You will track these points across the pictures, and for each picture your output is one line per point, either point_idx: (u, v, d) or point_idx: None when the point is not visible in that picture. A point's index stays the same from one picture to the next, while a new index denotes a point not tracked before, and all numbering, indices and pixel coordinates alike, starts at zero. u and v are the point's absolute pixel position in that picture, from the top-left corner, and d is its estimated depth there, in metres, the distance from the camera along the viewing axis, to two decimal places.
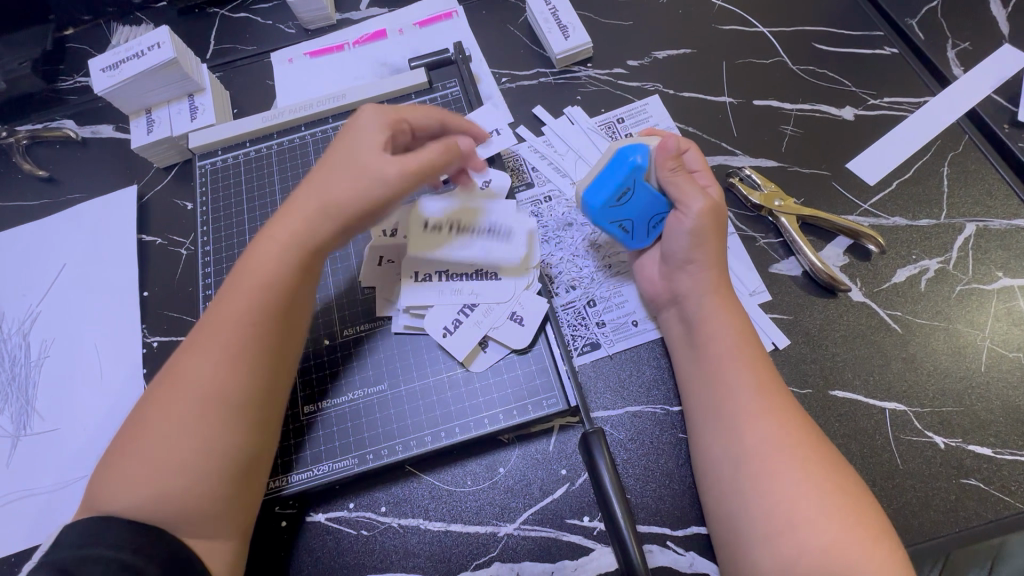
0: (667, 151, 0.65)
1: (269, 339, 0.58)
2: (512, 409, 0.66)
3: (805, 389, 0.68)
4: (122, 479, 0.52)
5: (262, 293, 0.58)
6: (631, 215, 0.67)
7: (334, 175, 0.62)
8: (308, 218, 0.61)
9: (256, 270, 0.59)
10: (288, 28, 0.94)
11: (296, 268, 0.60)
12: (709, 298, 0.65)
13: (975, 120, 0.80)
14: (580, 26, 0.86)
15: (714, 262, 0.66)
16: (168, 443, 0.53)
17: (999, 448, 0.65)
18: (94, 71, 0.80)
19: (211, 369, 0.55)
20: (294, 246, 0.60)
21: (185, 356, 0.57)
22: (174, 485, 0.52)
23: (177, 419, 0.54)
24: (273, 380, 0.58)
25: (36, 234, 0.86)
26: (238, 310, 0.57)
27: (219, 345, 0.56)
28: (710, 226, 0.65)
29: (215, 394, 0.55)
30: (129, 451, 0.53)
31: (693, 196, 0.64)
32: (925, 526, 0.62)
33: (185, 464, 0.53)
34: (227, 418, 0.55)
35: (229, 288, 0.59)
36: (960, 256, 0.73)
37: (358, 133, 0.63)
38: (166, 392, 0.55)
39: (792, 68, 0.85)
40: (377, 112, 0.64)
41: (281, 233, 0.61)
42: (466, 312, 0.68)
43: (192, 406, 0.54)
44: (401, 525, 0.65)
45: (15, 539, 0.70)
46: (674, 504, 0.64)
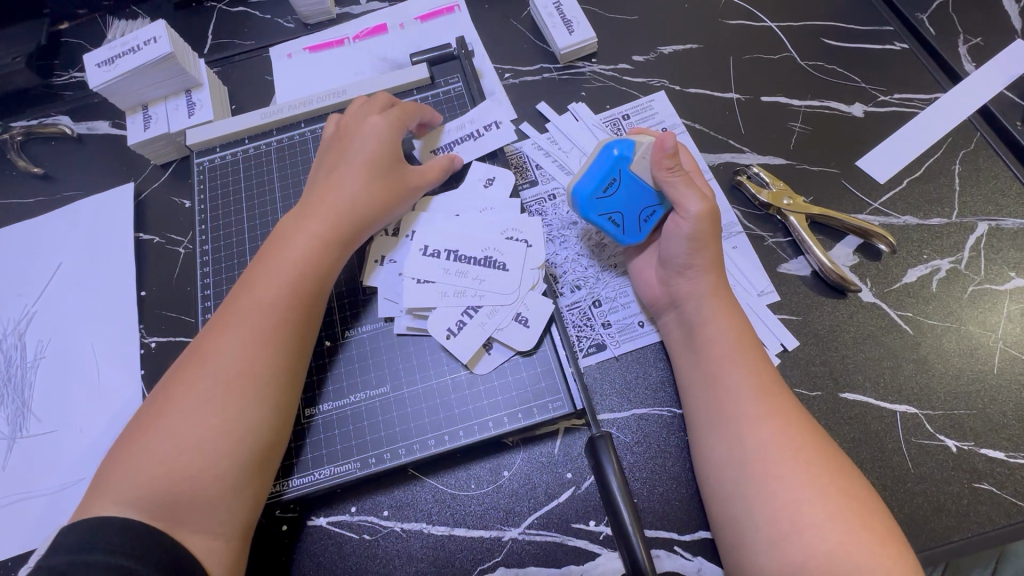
0: (663, 149, 0.62)
1: (297, 322, 0.60)
2: (517, 411, 0.64)
3: (814, 391, 0.66)
4: (146, 461, 0.53)
5: (292, 280, 0.61)
6: (622, 209, 0.66)
7: (355, 174, 0.67)
8: (335, 210, 0.65)
9: (285, 256, 0.62)
10: (287, 22, 0.92)
11: (326, 258, 0.64)
12: (709, 301, 0.63)
13: (987, 117, 0.79)
14: (584, 20, 0.84)
15: (713, 266, 0.64)
16: (196, 422, 0.54)
17: (1012, 452, 0.64)
18: (89, 66, 0.78)
19: (240, 350, 0.57)
20: (323, 238, 0.64)
21: (210, 338, 0.59)
22: (201, 463, 0.53)
23: (205, 398, 0.55)
24: (300, 361, 0.60)
25: (32, 233, 0.84)
26: (266, 294, 0.60)
27: (247, 327, 0.58)
28: (707, 232, 0.63)
29: (245, 373, 0.56)
30: (154, 432, 0.54)
31: (691, 199, 0.62)
32: (937, 532, 0.61)
33: (215, 441, 0.54)
34: (251, 395, 0.56)
35: (258, 277, 0.62)
36: (972, 256, 0.72)
37: (371, 135, 0.68)
38: (193, 373, 0.57)
39: (800, 64, 0.83)
40: (385, 117, 0.70)
41: (309, 223, 0.64)
42: (469, 314, 0.66)
43: (221, 385, 0.56)
44: (404, 530, 0.64)
45: (11, 543, 0.69)
46: (681, 508, 0.63)
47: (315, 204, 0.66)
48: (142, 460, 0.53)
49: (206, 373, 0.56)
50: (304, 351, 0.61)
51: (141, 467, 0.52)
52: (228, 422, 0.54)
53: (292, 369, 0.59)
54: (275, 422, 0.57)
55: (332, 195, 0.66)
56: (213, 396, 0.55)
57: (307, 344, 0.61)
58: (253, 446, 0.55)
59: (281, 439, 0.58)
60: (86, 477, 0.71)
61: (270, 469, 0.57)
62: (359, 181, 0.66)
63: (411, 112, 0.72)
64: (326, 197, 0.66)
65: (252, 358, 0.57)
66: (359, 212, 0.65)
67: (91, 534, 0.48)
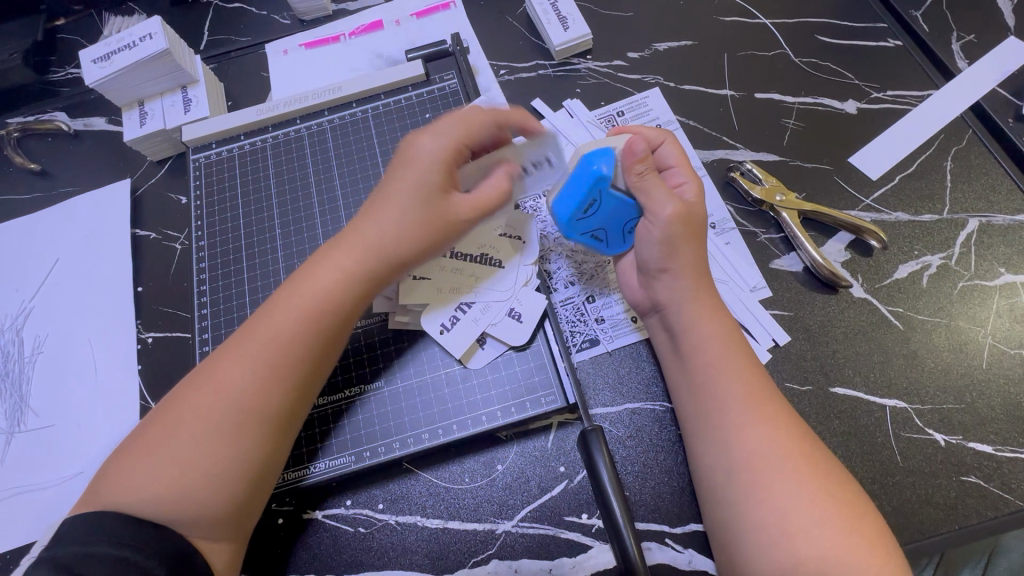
0: (634, 155, 0.61)
1: (315, 356, 0.58)
2: (510, 406, 0.65)
3: (805, 386, 0.67)
4: (144, 478, 0.52)
5: (316, 316, 0.58)
6: (602, 225, 0.65)
7: (395, 208, 0.59)
8: (368, 245, 0.59)
9: (311, 290, 0.58)
10: (282, 19, 0.92)
11: (353, 296, 0.59)
12: (690, 305, 0.63)
13: (978, 114, 0.79)
14: (579, 17, 0.85)
15: (691, 268, 0.63)
16: (207, 454, 0.53)
17: (1000, 446, 0.64)
18: (85, 63, 0.78)
19: (256, 383, 0.55)
20: (352, 276, 0.59)
21: (225, 360, 0.56)
22: (208, 490, 0.52)
23: (217, 431, 0.53)
24: (311, 391, 0.58)
25: (30, 229, 0.85)
26: (286, 329, 0.57)
27: (262, 358, 0.56)
28: (682, 233, 0.62)
29: (260, 408, 0.55)
30: (157, 454, 0.53)
31: (663, 203, 0.61)
32: (925, 524, 0.62)
33: (223, 471, 0.53)
34: (264, 430, 0.55)
35: (276, 302, 0.58)
36: (962, 252, 0.72)
37: (422, 163, 0.60)
38: (206, 402, 0.54)
39: (794, 61, 0.84)
40: (445, 144, 0.60)
41: (342, 256, 0.59)
42: (462, 310, 0.67)
43: (234, 417, 0.54)
44: (398, 523, 0.65)
45: (9, 536, 0.69)
46: (673, 500, 0.64)
47: (346, 233, 0.61)
48: (140, 478, 0.52)
49: (220, 406, 0.54)
50: (316, 381, 0.59)
51: (144, 483, 0.51)
52: (238, 455, 0.54)
53: (302, 398, 0.58)
54: (279, 443, 0.56)
55: (365, 225, 0.60)
56: (226, 429, 0.53)
57: (321, 374, 0.59)
58: (254, 466, 0.54)
59: (286, 447, 0.58)
60: (83, 471, 0.72)
61: (275, 470, 0.58)
62: (398, 213, 0.59)
63: (476, 130, 0.62)
64: (358, 226, 0.60)
65: (267, 392, 0.55)
66: (392, 249, 0.59)
67: (95, 524, 0.49)
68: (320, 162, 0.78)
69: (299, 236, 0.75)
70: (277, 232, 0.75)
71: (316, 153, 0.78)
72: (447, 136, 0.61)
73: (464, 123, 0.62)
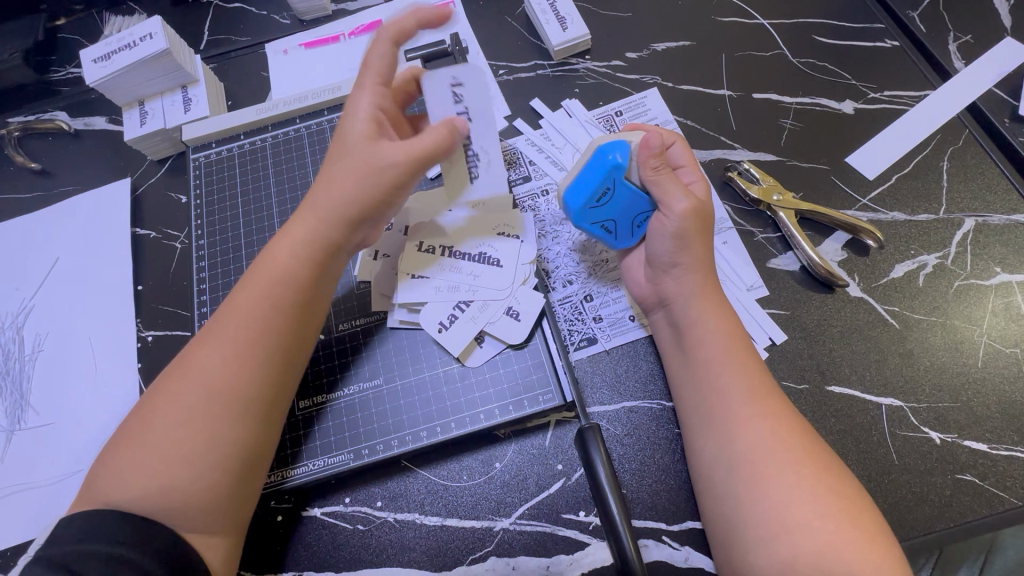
0: (650, 148, 0.63)
1: (279, 330, 0.58)
2: (508, 403, 0.65)
3: (802, 384, 0.67)
4: (129, 470, 0.52)
5: (272, 289, 0.58)
6: (613, 216, 0.66)
7: (337, 173, 0.60)
8: (319, 216, 0.60)
9: (272, 269, 0.59)
10: (282, 19, 0.92)
11: (306, 265, 0.59)
12: (697, 300, 0.63)
13: (975, 114, 0.80)
14: (578, 17, 0.85)
15: (700, 263, 0.64)
16: (175, 435, 0.53)
17: (995, 444, 0.65)
18: (86, 63, 0.79)
19: (220, 362, 0.55)
20: (304, 246, 0.60)
21: (196, 347, 0.57)
22: (184, 475, 0.52)
23: (188, 414, 0.54)
24: (283, 369, 0.58)
25: (30, 227, 0.85)
26: (247, 306, 0.58)
27: (227, 337, 0.56)
28: (693, 227, 0.63)
29: (226, 386, 0.55)
30: (139, 445, 0.53)
31: (677, 197, 0.62)
32: (921, 522, 0.62)
33: (199, 455, 0.53)
34: (237, 410, 0.55)
35: (242, 286, 0.60)
36: (959, 252, 0.73)
37: (348, 127, 0.61)
38: (176, 385, 0.55)
39: (791, 61, 0.84)
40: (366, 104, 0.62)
41: (297, 231, 0.60)
42: (461, 308, 0.67)
43: (202, 398, 0.54)
44: (397, 520, 0.65)
45: (10, 533, 0.70)
46: (670, 498, 0.64)
47: (301, 213, 0.62)
48: (125, 470, 0.52)
49: (187, 387, 0.55)
50: (290, 363, 0.59)
51: (120, 472, 0.52)
52: (208, 437, 0.53)
53: (274, 378, 0.57)
54: (261, 429, 0.56)
55: (317, 201, 0.61)
56: (193, 408, 0.54)
57: (291, 352, 0.59)
58: (235, 453, 0.54)
59: (273, 437, 0.58)
60: (83, 468, 0.72)
61: (263, 463, 0.58)
62: (339, 177, 0.60)
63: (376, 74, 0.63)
64: (310, 203, 0.61)
65: (235, 371, 0.55)
66: (338, 211, 0.59)
67: (94, 521, 0.49)
68: (320, 162, 0.78)
69: None
70: (275, 230, 0.75)
71: (315, 153, 0.79)
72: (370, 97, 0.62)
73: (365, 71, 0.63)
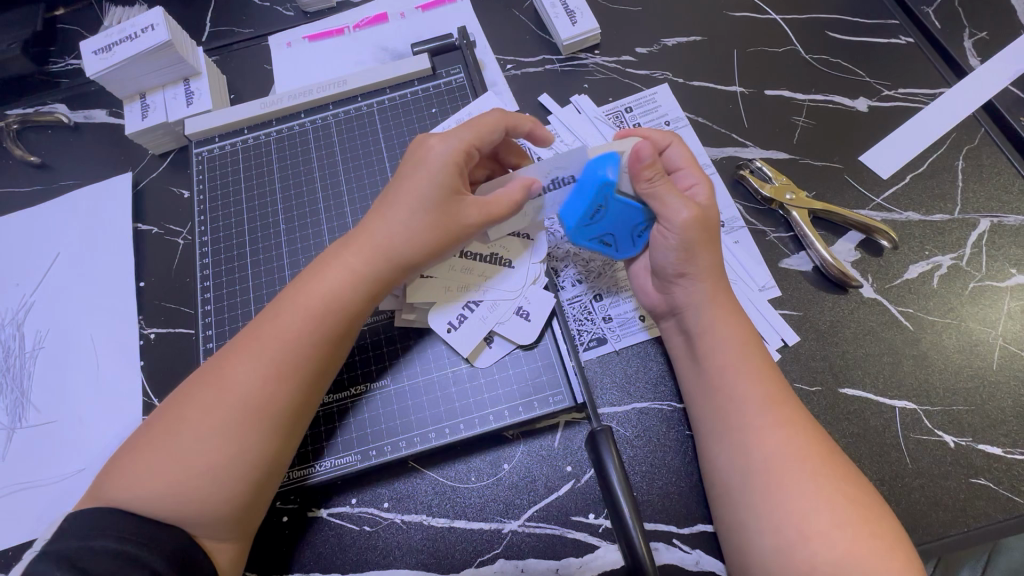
0: (641, 161, 0.59)
1: (322, 357, 0.56)
2: (517, 405, 0.64)
3: (815, 386, 0.67)
4: (149, 475, 0.51)
5: (318, 314, 0.56)
6: (613, 230, 0.65)
7: (404, 204, 0.59)
8: (375, 243, 0.58)
9: (321, 291, 0.57)
10: (286, 10, 0.91)
11: (358, 294, 0.58)
12: (708, 307, 0.62)
13: (991, 112, 0.78)
14: (588, 11, 0.84)
15: (710, 272, 0.62)
16: (206, 449, 0.51)
17: (1010, 448, 0.64)
18: (86, 54, 0.77)
19: (259, 382, 0.54)
20: (358, 274, 0.58)
21: (233, 358, 0.55)
22: (209, 488, 0.51)
23: (223, 430, 0.52)
24: (317, 394, 0.57)
25: (29, 222, 0.83)
26: (293, 327, 0.56)
27: (267, 356, 0.54)
28: (698, 238, 0.60)
29: (264, 407, 0.53)
30: (163, 450, 0.51)
31: (677, 208, 0.60)
32: (934, 526, 0.61)
33: (228, 472, 0.52)
34: (270, 432, 0.53)
35: (283, 300, 0.57)
36: (974, 253, 0.72)
37: (433, 162, 0.59)
38: (210, 397, 0.53)
39: (804, 58, 0.83)
40: (454, 141, 0.60)
41: (351, 257, 0.58)
42: (470, 308, 0.66)
43: (236, 415, 0.53)
44: (404, 521, 0.65)
45: (10, 533, 0.69)
46: (679, 501, 0.64)
47: (356, 233, 0.60)
48: (144, 474, 0.51)
49: (223, 404, 0.53)
50: (322, 384, 0.58)
51: (141, 482, 0.50)
52: (239, 454, 0.52)
53: (307, 401, 0.56)
54: (285, 447, 0.55)
55: (374, 224, 0.59)
56: (227, 428, 0.52)
57: (328, 375, 0.58)
58: (259, 468, 0.53)
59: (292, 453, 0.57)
60: (85, 468, 0.72)
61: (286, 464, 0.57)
62: (408, 211, 0.58)
63: (488, 135, 0.62)
64: (367, 227, 0.59)
65: (273, 392, 0.54)
66: (401, 249, 0.58)
67: (100, 520, 0.48)
68: (325, 157, 0.77)
69: (303, 232, 0.74)
70: (280, 227, 0.74)
71: (321, 148, 0.77)
72: (459, 137, 0.60)
73: (477, 126, 0.61)
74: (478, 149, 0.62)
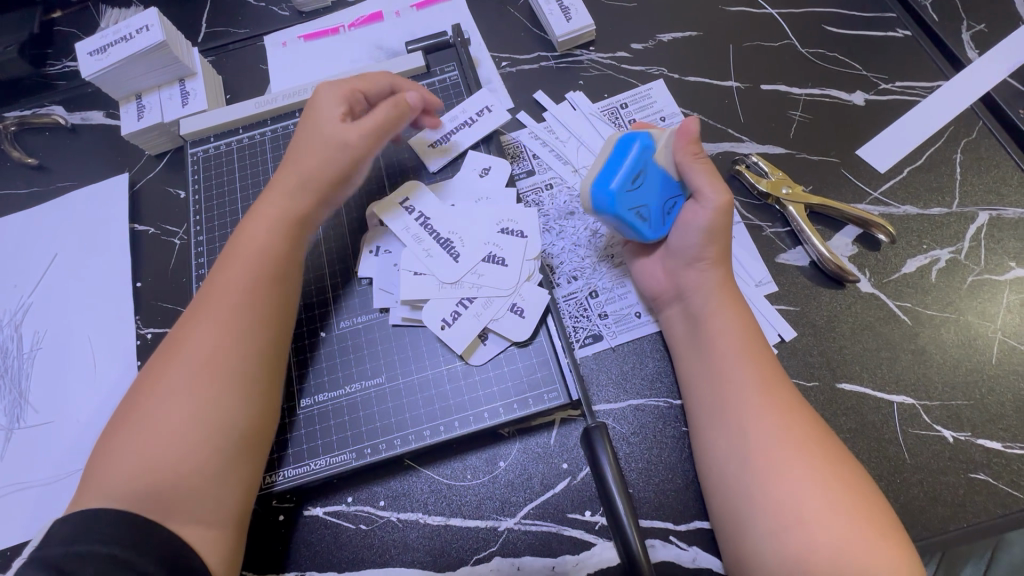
0: (688, 134, 0.63)
1: (265, 297, 0.60)
2: (512, 402, 0.64)
3: (812, 381, 0.66)
4: (123, 456, 0.52)
5: (251, 257, 0.61)
6: (648, 202, 0.64)
7: (312, 148, 0.65)
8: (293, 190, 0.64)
9: (255, 242, 0.62)
10: (281, 10, 0.91)
11: (287, 234, 0.63)
12: (716, 294, 0.64)
13: (990, 105, 0.78)
14: (582, 7, 0.83)
15: (723, 261, 0.65)
16: (168, 409, 0.54)
17: (1009, 443, 0.63)
18: (82, 55, 0.77)
19: (208, 333, 0.57)
20: (281, 220, 0.63)
21: (186, 326, 0.59)
22: (174, 449, 0.53)
23: (179, 386, 0.55)
24: (273, 337, 0.60)
25: (27, 223, 0.84)
26: (233, 277, 0.60)
27: (214, 311, 0.58)
28: (723, 225, 0.64)
29: (215, 356, 0.56)
30: (133, 425, 0.54)
31: (716, 184, 0.63)
32: (933, 521, 0.61)
33: (189, 426, 0.53)
34: (225, 379, 0.55)
35: (223, 263, 0.62)
36: (972, 246, 0.71)
37: (319, 108, 0.67)
38: (168, 364, 0.56)
39: (801, 52, 0.82)
40: (334, 87, 0.68)
41: (273, 207, 0.64)
42: (464, 304, 0.66)
43: (190, 370, 0.55)
44: (399, 520, 0.64)
45: (8, 533, 0.69)
46: (676, 497, 0.63)
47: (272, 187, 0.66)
48: (118, 453, 0.53)
49: (177, 362, 0.56)
50: (276, 330, 0.60)
51: (120, 472, 0.52)
52: (198, 407, 0.54)
53: (262, 344, 0.58)
54: (251, 400, 0.56)
55: (286, 174, 0.65)
56: (183, 383, 0.55)
57: (279, 321, 0.61)
58: (219, 423, 0.54)
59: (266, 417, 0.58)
60: (82, 468, 0.72)
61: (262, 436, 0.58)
62: (320, 154, 0.65)
63: (371, 83, 0.70)
64: (280, 179, 0.66)
65: (223, 340, 0.57)
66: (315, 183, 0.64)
67: (90, 522, 0.48)
68: None
69: None
70: None
71: None
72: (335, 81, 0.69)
73: (363, 79, 0.70)
74: (364, 95, 0.69)
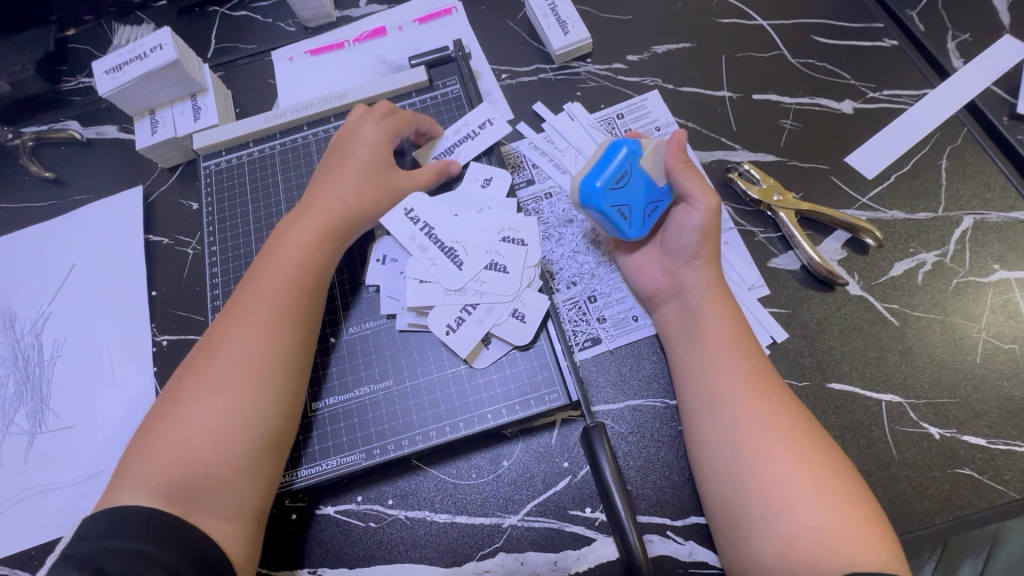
0: (680, 145, 0.68)
1: (300, 308, 0.64)
2: (515, 403, 0.67)
3: (803, 381, 0.69)
4: (159, 447, 0.56)
5: (288, 268, 0.65)
6: (630, 202, 0.66)
7: (354, 182, 0.71)
8: (331, 211, 0.69)
9: (293, 255, 0.66)
10: (288, 26, 0.94)
11: (323, 252, 0.68)
12: (710, 291, 0.66)
13: (974, 112, 0.80)
14: (579, 21, 0.86)
15: (717, 261, 0.68)
16: (206, 406, 0.57)
17: (993, 439, 0.66)
18: (98, 74, 0.81)
19: (247, 336, 0.61)
20: (319, 238, 0.68)
21: (223, 326, 0.63)
22: (209, 444, 0.56)
23: (216, 385, 0.58)
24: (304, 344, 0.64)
25: (46, 235, 0.87)
26: (271, 286, 0.64)
27: (252, 316, 0.62)
28: (716, 225, 0.67)
29: (253, 358, 0.60)
30: (170, 418, 0.57)
31: (705, 191, 0.66)
32: (920, 514, 0.63)
33: (223, 423, 0.57)
34: (260, 381, 0.59)
35: (260, 270, 0.66)
36: (958, 249, 0.74)
37: (362, 142, 0.73)
38: (205, 363, 0.60)
39: (791, 62, 0.85)
40: (379, 126, 0.74)
41: (311, 224, 0.69)
42: (468, 311, 0.69)
43: (227, 370, 0.59)
44: (408, 517, 0.67)
45: (34, 533, 0.72)
46: (673, 494, 0.66)
47: (312, 205, 0.70)
48: (155, 445, 0.56)
49: (217, 362, 0.60)
50: (306, 338, 0.64)
51: (154, 468, 0.55)
52: (233, 405, 0.58)
53: (293, 350, 0.62)
54: (279, 402, 0.60)
55: (327, 196, 0.70)
56: (220, 382, 0.58)
57: (308, 329, 0.64)
58: (252, 422, 0.58)
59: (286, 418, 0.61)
60: (102, 470, 0.75)
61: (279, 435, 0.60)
62: (362, 189, 0.71)
63: (406, 122, 0.76)
64: (320, 198, 0.70)
65: (259, 344, 0.61)
66: (353, 213, 0.70)
67: (119, 521, 0.51)
68: None
69: None
70: None
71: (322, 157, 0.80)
72: (376, 118, 0.75)
73: (397, 118, 0.76)
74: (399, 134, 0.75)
